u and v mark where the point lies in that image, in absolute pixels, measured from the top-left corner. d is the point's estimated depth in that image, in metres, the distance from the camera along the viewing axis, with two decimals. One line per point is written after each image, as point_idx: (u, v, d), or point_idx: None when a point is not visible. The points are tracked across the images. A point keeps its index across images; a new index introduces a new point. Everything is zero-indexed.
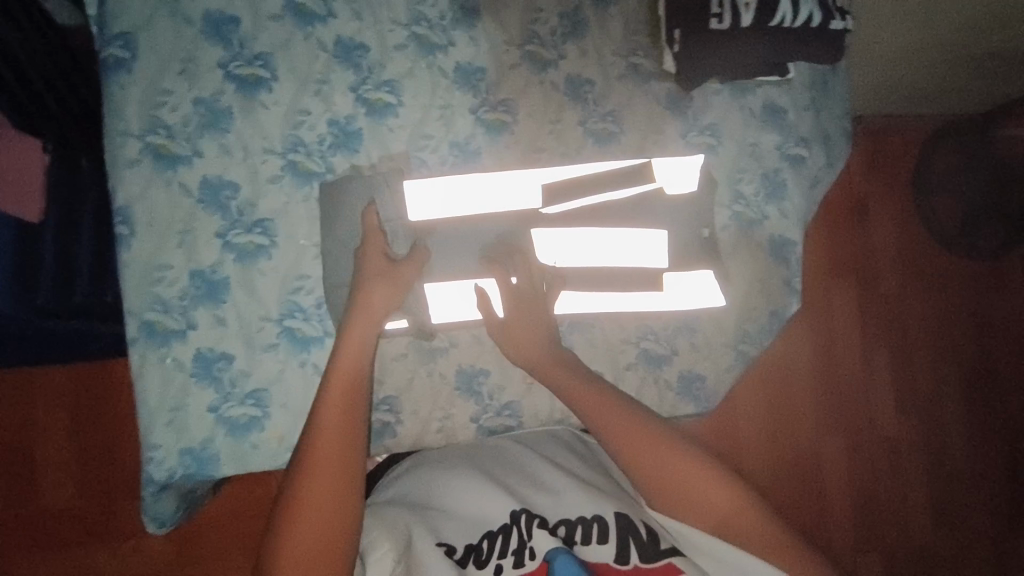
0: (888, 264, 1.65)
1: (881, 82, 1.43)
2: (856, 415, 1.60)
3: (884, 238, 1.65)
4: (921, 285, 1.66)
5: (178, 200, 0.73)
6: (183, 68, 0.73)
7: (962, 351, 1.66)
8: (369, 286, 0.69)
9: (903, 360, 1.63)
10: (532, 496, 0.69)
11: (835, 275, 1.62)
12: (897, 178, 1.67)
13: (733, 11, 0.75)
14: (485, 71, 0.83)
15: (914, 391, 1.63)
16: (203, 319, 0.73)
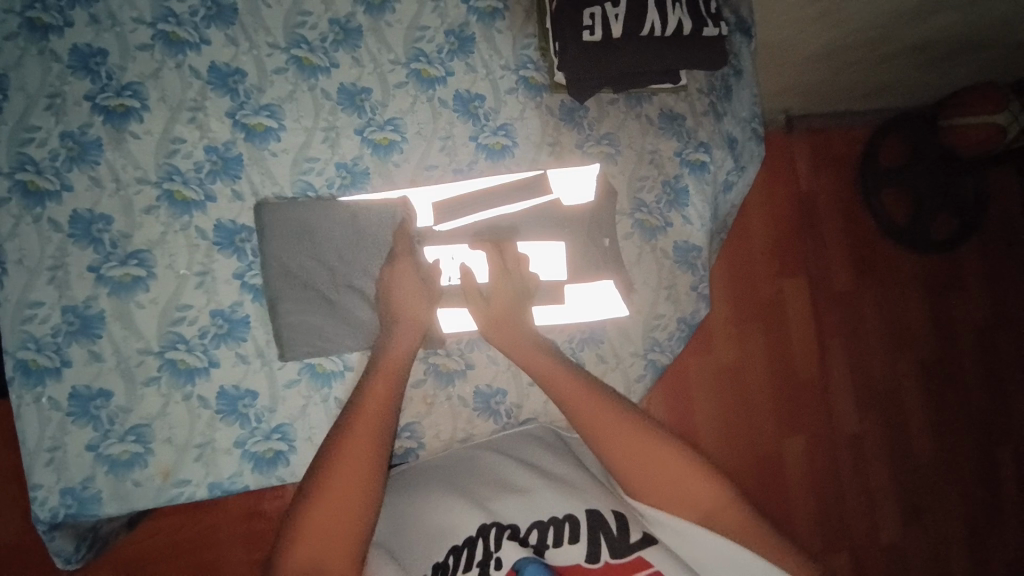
0: (839, 253, 1.66)
1: (800, 77, 1.44)
2: (816, 404, 1.57)
3: (834, 228, 1.66)
4: (875, 272, 1.68)
5: (49, 236, 0.71)
6: (50, 104, 0.72)
7: (921, 334, 1.68)
8: (408, 297, 0.72)
9: (860, 347, 1.64)
10: (503, 499, 0.66)
11: (789, 274, 1.60)
12: (843, 175, 1.68)
13: (600, 24, 0.76)
14: (370, 91, 0.82)
15: (873, 376, 1.64)
16: (77, 354, 0.71)
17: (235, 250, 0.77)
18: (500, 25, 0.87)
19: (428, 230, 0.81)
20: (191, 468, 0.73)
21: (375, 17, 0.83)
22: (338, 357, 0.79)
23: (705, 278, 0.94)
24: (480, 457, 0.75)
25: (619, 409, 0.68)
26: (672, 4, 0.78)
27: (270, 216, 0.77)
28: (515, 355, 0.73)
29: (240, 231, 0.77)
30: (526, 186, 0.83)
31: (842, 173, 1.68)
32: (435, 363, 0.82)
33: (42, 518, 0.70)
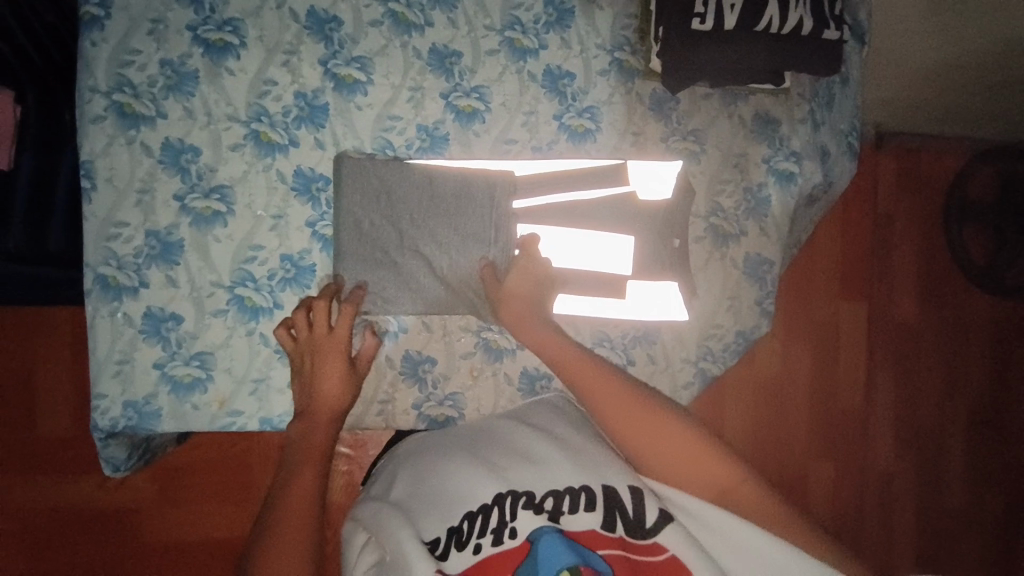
0: (905, 278, 1.56)
1: (902, 93, 1.33)
2: (851, 429, 1.51)
3: (904, 250, 1.57)
4: (940, 303, 1.57)
5: (140, 159, 0.73)
6: (153, 29, 0.73)
7: (978, 372, 1.58)
8: (321, 361, 0.71)
9: (908, 377, 1.55)
10: (517, 469, 0.60)
11: (848, 295, 1.52)
12: (926, 200, 1.57)
13: (712, 13, 0.72)
14: (461, 55, 0.81)
15: (918, 409, 1.55)
16: (155, 277, 0.74)
17: (311, 198, 0.78)
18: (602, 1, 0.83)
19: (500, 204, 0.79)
20: (246, 401, 0.76)
21: None
22: (394, 319, 0.80)
23: (772, 294, 0.89)
24: (500, 426, 0.70)
25: (641, 397, 0.65)
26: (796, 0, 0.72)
27: (351, 168, 0.77)
28: (542, 342, 0.72)
29: (318, 180, 0.78)
30: (605, 175, 0.82)
31: (922, 196, 1.57)
32: (486, 339, 0.82)
33: (101, 425, 0.74)
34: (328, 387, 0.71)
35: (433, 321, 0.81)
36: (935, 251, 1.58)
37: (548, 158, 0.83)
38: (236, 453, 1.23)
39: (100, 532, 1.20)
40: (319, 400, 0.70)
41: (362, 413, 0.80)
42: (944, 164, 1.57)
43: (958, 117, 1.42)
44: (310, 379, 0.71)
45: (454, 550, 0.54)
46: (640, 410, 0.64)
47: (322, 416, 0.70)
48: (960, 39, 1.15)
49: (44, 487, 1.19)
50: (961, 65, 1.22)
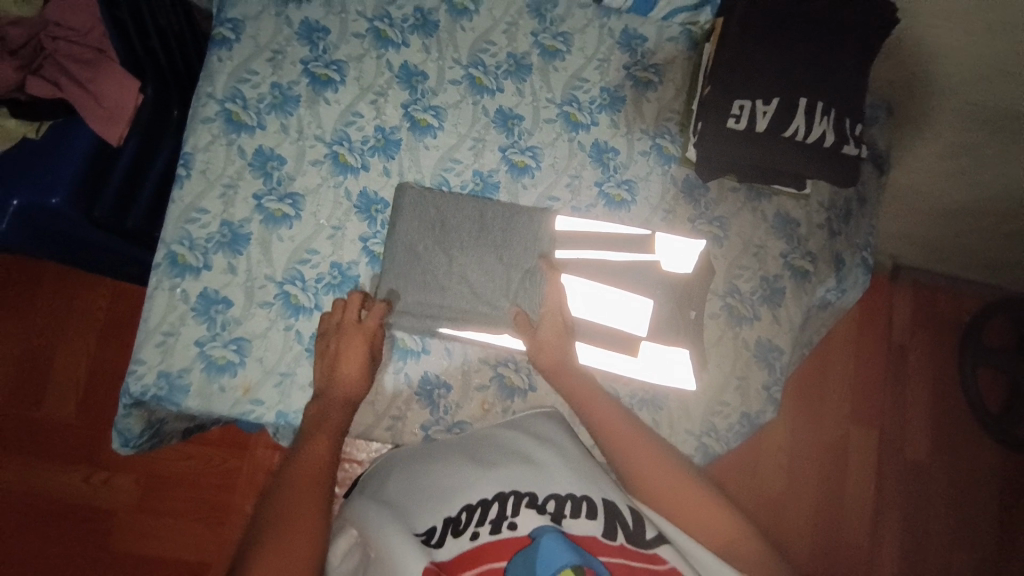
0: (917, 404, 1.57)
1: (921, 218, 1.42)
2: (853, 556, 1.46)
3: (917, 376, 1.59)
4: (949, 435, 1.57)
5: (233, 159, 0.84)
6: (272, 57, 0.87)
7: (992, 513, 1.53)
8: (342, 348, 0.77)
9: (916, 508, 1.51)
10: (521, 472, 0.65)
11: (855, 414, 1.53)
12: (943, 332, 1.62)
13: (746, 115, 0.82)
14: (522, 119, 0.92)
15: (927, 544, 1.49)
16: (218, 262, 0.81)
17: (368, 217, 0.86)
18: (650, 95, 0.96)
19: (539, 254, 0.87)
20: (268, 392, 0.80)
21: (546, 61, 0.94)
22: (420, 339, 0.85)
23: (779, 380, 0.92)
24: (504, 433, 0.74)
25: (654, 447, 0.72)
26: (820, 116, 0.82)
27: (415, 197, 0.86)
28: (568, 384, 0.79)
29: (378, 203, 0.87)
30: (629, 243, 0.89)
31: (939, 326, 1.62)
32: (502, 374, 0.86)
33: (131, 391, 0.78)
34: (344, 377, 0.76)
35: (456, 347, 0.86)
36: (948, 382, 1.60)
37: (585, 218, 0.91)
38: (223, 468, 1.26)
39: (73, 523, 1.20)
40: (336, 386, 0.76)
41: (372, 425, 0.83)
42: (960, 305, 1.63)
43: (981, 251, 1.47)
44: (333, 359, 0.77)
45: (450, 536, 0.58)
46: (659, 459, 0.71)
47: (338, 401, 0.75)
48: (981, 182, 1.23)
49: (36, 465, 1.21)
50: (978, 202, 1.30)
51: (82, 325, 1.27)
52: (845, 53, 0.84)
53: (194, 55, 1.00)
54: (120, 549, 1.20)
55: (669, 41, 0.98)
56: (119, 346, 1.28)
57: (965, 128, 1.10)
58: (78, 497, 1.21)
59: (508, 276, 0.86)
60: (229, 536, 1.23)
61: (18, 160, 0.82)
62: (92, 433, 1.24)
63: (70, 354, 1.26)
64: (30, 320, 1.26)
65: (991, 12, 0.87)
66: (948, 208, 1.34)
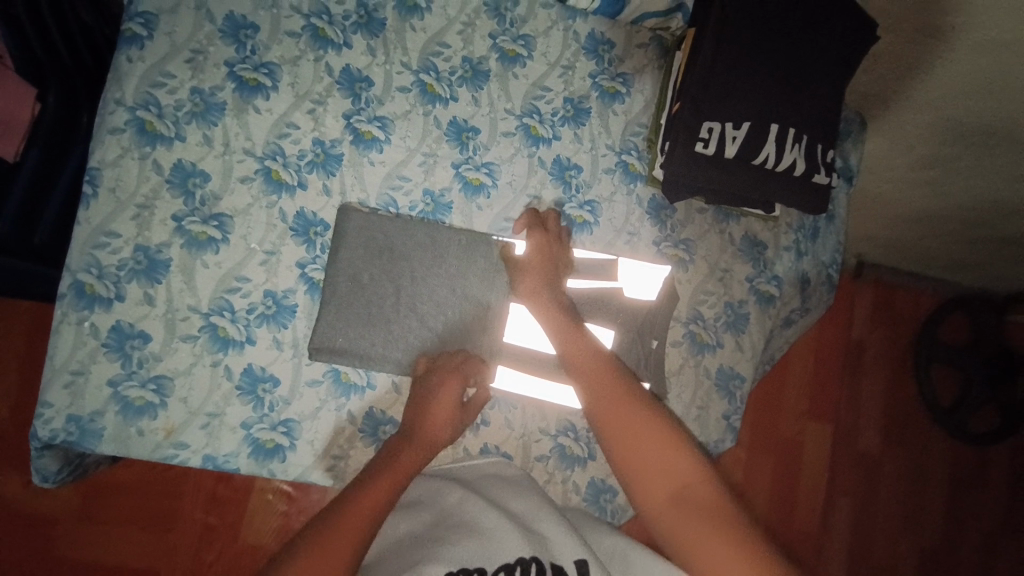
0: (874, 397, 1.59)
1: (889, 223, 1.40)
2: (805, 545, 1.49)
3: (879, 368, 1.61)
4: (903, 427, 1.60)
5: (148, 175, 0.74)
6: (192, 58, 0.76)
7: (938, 497, 1.58)
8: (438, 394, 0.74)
9: (867, 495, 1.55)
10: (468, 541, 0.62)
11: (815, 408, 1.55)
12: (903, 328, 1.63)
13: (716, 140, 0.77)
14: (478, 132, 0.85)
15: (876, 526, 1.54)
16: (133, 292, 0.73)
17: (307, 240, 0.79)
18: (616, 107, 0.90)
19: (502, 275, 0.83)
20: (194, 435, 0.73)
21: (505, 67, 0.87)
22: (365, 372, 0.79)
23: (739, 410, 0.90)
24: (453, 499, 0.70)
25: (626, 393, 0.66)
26: (792, 143, 0.77)
27: (362, 222, 0.79)
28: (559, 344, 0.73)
29: (317, 224, 0.79)
30: (595, 268, 0.85)
31: (902, 322, 1.63)
32: None
33: (39, 436, 0.71)
34: (434, 422, 0.73)
35: (403, 382, 0.80)
36: (907, 375, 1.62)
37: None
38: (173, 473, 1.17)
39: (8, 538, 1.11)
40: (428, 427, 0.73)
41: (310, 467, 0.76)
42: (920, 301, 1.64)
43: (946, 253, 1.47)
44: (425, 403, 0.74)
45: None
46: (690, 477, 0.59)
47: (425, 446, 0.71)
48: (952, 188, 1.20)
49: None
50: (942, 207, 1.27)
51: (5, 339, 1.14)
52: (821, 72, 0.79)
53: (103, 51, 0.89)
54: (60, 557, 1.11)
55: (638, 48, 0.91)
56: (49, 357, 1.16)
57: (929, 138, 1.08)
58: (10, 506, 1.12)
59: (462, 307, 0.82)
60: (178, 543, 1.14)
61: None
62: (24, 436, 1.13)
63: None
64: None
65: (972, 32, 0.83)
66: (910, 215, 1.34)
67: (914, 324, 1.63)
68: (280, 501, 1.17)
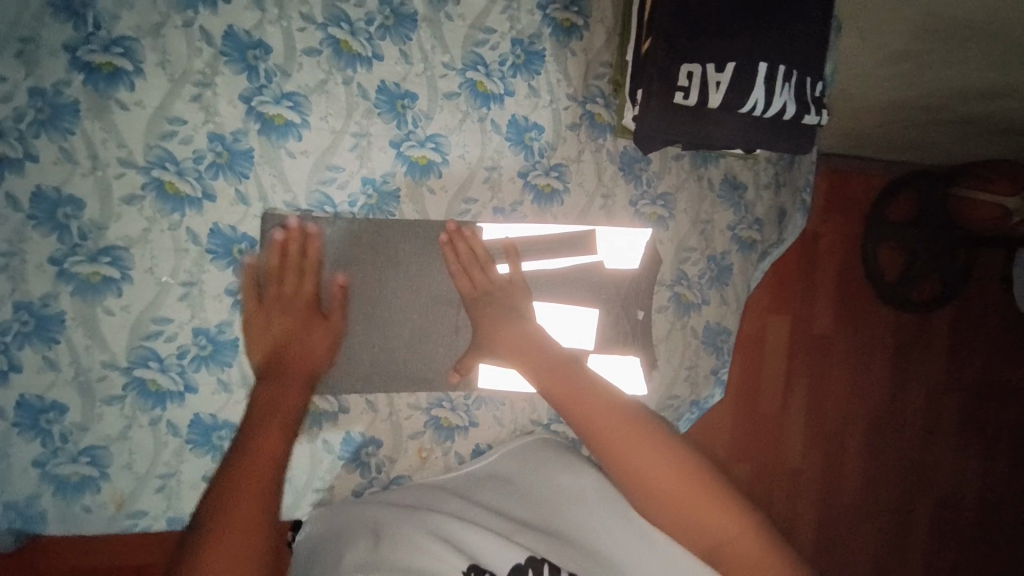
0: (836, 289, 1.43)
1: (867, 133, 1.27)
2: (767, 451, 1.36)
3: (840, 258, 1.43)
4: (865, 317, 1.46)
5: (3, 213, 0.58)
6: (22, 49, 0.57)
7: (896, 385, 1.47)
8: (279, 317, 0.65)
9: (829, 391, 1.42)
10: (472, 536, 0.60)
11: (778, 308, 1.38)
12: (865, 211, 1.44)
13: (697, 87, 0.65)
14: (414, 98, 0.70)
15: (835, 422, 1.43)
16: (28, 360, 0.60)
17: (231, 261, 0.66)
18: (574, 45, 0.76)
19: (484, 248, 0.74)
20: (151, 500, 0.66)
21: (435, 7, 0.70)
22: (334, 398, 0.71)
23: (727, 363, 0.88)
24: (447, 499, 0.68)
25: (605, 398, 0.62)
26: (783, 82, 0.67)
27: (298, 232, 0.67)
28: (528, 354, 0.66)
29: (240, 241, 0.66)
30: (571, 243, 0.76)
31: (863, 206, 1.44)
32: (436, 416, 0.75)
33: None
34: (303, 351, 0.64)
35: (378, 400, 0.73)
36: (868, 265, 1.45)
37: (513, 223, 0.76)
38: None
39: None
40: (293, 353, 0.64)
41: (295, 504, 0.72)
42: (875, 184, 1.44)
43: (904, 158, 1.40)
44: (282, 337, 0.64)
45: None
46: (730, 530, 0.55)
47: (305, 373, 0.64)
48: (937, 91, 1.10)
49: None
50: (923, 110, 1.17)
51: None
52: None
53: None
54: None
55: None
56: None
57: (910, 33, 0.96)
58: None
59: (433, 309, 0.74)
60: None
61: None
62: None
63: None
64: None
65: None
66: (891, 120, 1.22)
67: (861, 217, 1.44)
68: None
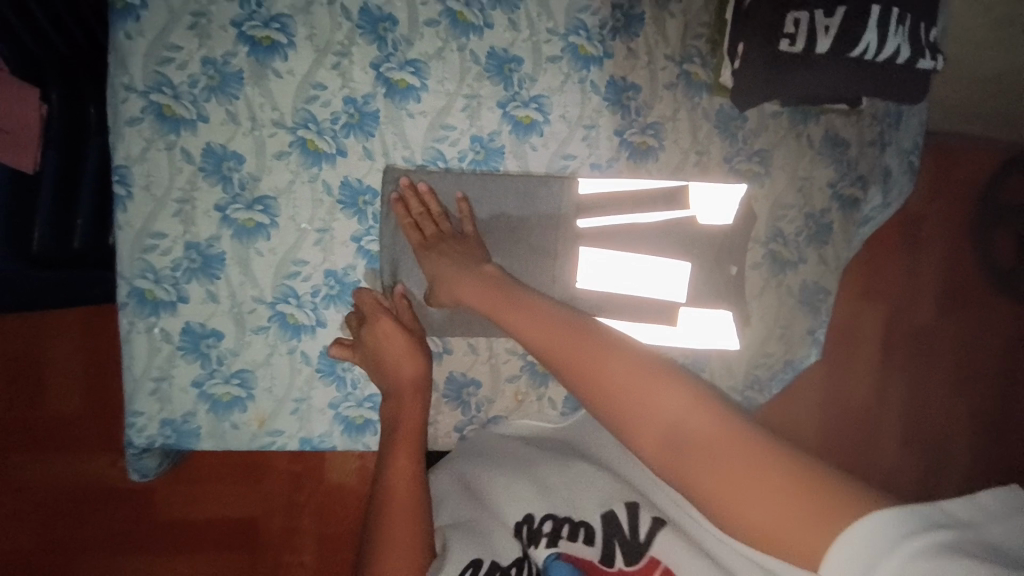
0: (940, 278, 1.33)
1: (974, 110, 1.19)
2: (863, 448, 1.29)
3: (944, 246, 1.33)
4: (972, 309, 1.35)
5: (179, 165, 0.68)
6: (194, 23, 0.67)
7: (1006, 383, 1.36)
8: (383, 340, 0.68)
9: (930, 388, 1.33)
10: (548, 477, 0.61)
11: (874, 301, 1.30)
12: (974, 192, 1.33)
13: (804, 34, 0.65)
14: (521, 62, 0.75)
15: (937, 421, 1.33)
16: (196, 292, 0.70)
17: (358, 212, 0.74)
18: (674, 7, 0.78)
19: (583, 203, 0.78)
20: (285, 421, 0.74)
21: None
22: (442, 340, 0.77)
23: (826, 323, 0.87)
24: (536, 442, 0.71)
25: (589, 341, 0.48)
26: (896, 26, 0.65)
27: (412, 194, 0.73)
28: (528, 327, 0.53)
29: (366, 193, 0.74)
30: (664, 198, 0.80)
31: (970, 186, 1.33)
32: (534, 363, 0.80)
33: (136, 443, 0.72)
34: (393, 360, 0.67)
35: (481, 343, 0.78)
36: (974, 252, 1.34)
37: (606, 178, 0.79)
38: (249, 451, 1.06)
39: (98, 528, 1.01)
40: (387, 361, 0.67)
41: None
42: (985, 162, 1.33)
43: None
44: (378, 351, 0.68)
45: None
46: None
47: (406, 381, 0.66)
48: None
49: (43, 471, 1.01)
50: None
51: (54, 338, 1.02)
52: None
53: None
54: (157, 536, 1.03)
55: None
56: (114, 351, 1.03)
57: None
58: (74, 479, 1.01)
59: (536, 262, 0.78)
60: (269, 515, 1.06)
61: None
62: (81, 417, 1.02)
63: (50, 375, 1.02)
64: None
65: None
66: (1005, 90, 1.11)
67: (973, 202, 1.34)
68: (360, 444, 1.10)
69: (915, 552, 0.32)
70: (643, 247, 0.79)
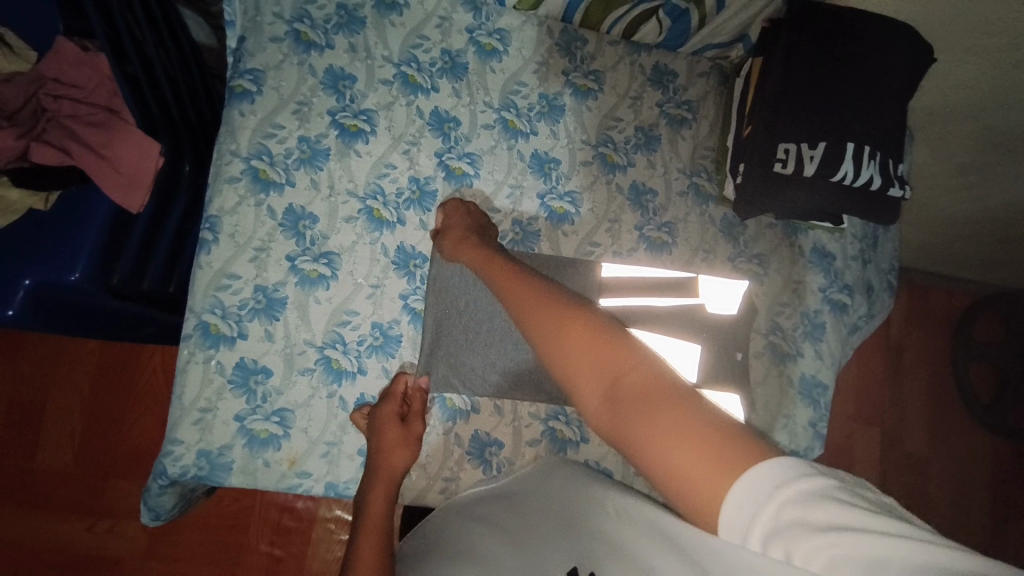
0: (920, 403, 1.40)
1: (937, 250, 1.36)
2: None
3: (922, 371, 1.42)
4: (953, 438, 1.40)
5: (263, 219, 0.79)
6: (298, 110, 0.81)
7: (992, 518, 1.36)
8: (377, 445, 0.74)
9: (920, 517, 1.33)
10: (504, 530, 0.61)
11: (862, 420, 1.37)
12: (942, 325, 1.45)
13: (793, 160, 0.80)
14: (559, 162, 0.90)
15: None
16: (254, 329, 0.77)
17: (406, 272, 0.83)
18: (684, 133, 0.95)
19: (606, 283, 0.87)
20: (315, 464, 0.77)
21: (579, 101, 0.92)
22: (467, 397, 0.82)
23: (824, 416, 0.93)
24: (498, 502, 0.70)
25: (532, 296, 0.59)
26: (868, 158, 0.81)
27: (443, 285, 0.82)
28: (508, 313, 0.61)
29: (416, 257, 0.83)
30: (678, 286, 0.89)
31: (941, 315, 1.46)
32: (552, 428, 0.84)
33: (169, 473, 0.73)
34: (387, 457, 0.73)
35: (504, 404, 0.83)
36: (946, 381, 1.43)
37: (626, 264, 0.90)
38: (231, 514, 1.10)
39: None
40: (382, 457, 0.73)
41: (425, 490, 0.80)
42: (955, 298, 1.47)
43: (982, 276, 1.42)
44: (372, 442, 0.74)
45: None
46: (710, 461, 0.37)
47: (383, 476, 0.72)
48: (989, 206, 1.17)
49: (32, 520, 1.06)
50: (991, 228, 1.23)
51: (76, 387, 1.12)
52: (887, 97, 0.82)
53: (207, 112, 0.99)
54: None
55: (700, 77, 0.97)
56: (123, 406, 1.13)
57: (976, 146, 1.04)
58: (61, 530, 1.06)
59: None
60: None
61: (40, 235, 0.78)
62: (94, 473, 1.09)
63: (63, 423, 1.11)
64: (21, 389, 1.11)
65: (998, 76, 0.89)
66: (962, 236, 1.28)
67: (946, 332, 1.45)
68: (342, 530, 1.12)
69: (787, 502, 0.34)
70: (661, 330, 0.86)
